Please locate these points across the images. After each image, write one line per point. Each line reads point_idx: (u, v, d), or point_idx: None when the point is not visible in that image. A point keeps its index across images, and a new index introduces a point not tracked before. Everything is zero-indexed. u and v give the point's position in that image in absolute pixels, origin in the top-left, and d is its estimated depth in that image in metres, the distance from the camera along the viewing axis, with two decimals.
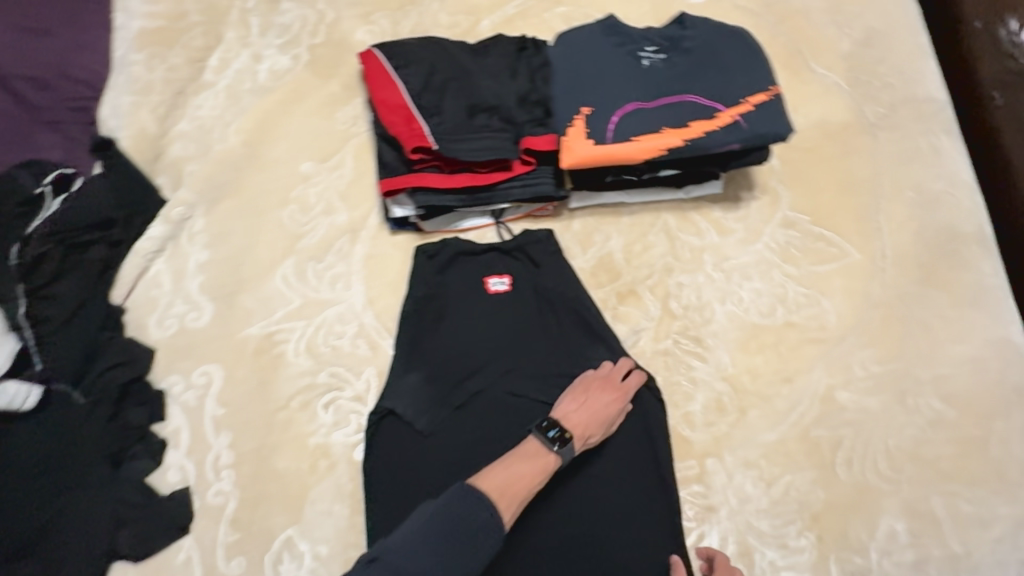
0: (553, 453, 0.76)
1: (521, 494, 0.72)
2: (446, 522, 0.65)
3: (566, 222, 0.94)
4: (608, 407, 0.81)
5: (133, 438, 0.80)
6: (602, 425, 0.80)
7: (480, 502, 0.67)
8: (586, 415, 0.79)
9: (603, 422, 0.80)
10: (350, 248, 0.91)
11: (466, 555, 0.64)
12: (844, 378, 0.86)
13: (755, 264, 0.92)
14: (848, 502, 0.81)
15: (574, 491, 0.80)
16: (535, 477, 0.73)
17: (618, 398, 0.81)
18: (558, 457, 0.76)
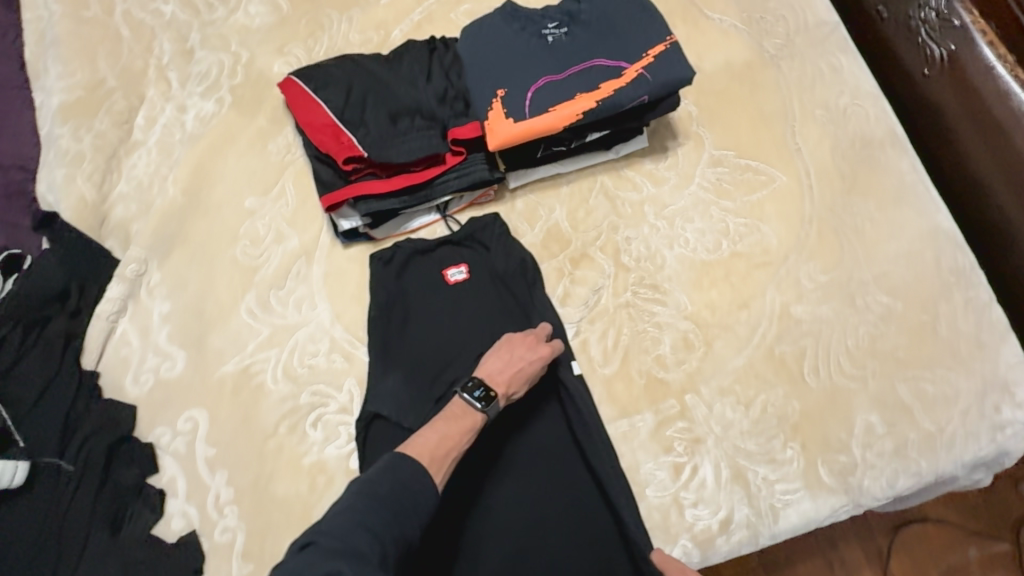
0: (480, 414, 0.79)
1: (449, 456, 0.75)
2: (378, 494, 0.66)
3: (509, 203, 0.97)
4: (532, 365, 0.83)
5: (131, 496, 0.81)
6: (523, 384, 0.82)
7: (416, 469, 0.70)
8: (509, 371, 0.82)
9: (526, 379, 0.82)
10: (308, 270, 0.93)
11: (405, 520, 0.66)
12: (795, 293, 0.92)
13: (692, 206, 0.97)
14: (823, 407, 0.87)
15: (540, 465, 0.85)
16: (462, 437, 0.76)
17: (542, 353, 0.84)
18: (484, 416, 0.79)
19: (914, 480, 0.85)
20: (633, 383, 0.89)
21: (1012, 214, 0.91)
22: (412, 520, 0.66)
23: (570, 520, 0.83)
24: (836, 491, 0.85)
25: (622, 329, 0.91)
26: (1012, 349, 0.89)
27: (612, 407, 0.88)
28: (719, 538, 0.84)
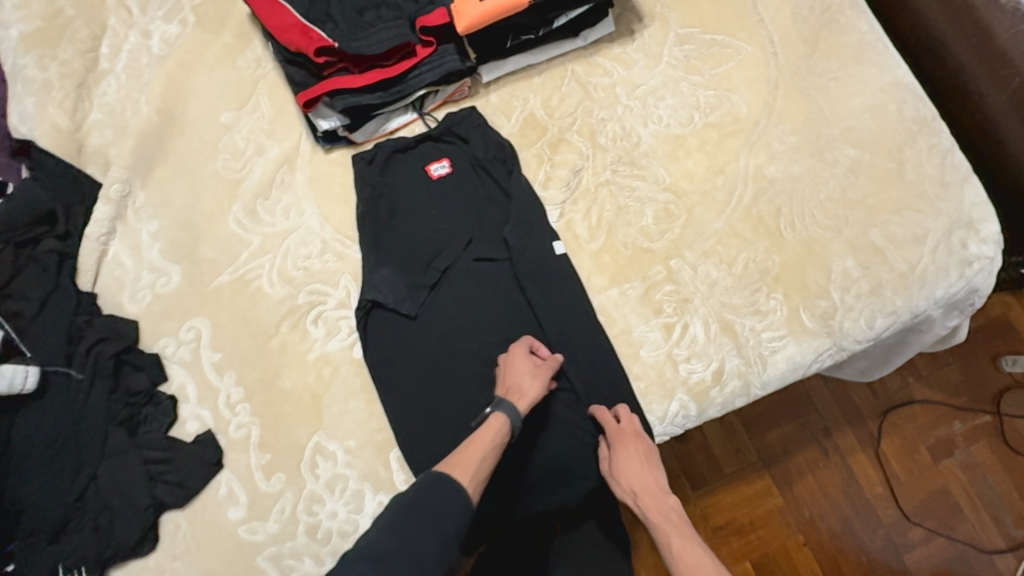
0: (491, 416, 0.78)
1: (473, 458, 0.74)
2: (402, 504, 0.69)
3: (483, 97, 0.98)
4: (526, 358, 0.83)
5: (142, 401, 0.84)
6: (523, 373, 0.81)
7: (436, 478, 0.72)
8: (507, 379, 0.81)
9: (524, 369, 0.81)
10: (291, 177, 0.94)
11: (434, 525, 0.68)
12: (767, 155, 0.95)
13: (663, 84, 0.99)
14: (800, 258, 0.91)
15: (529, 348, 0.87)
16: (482, 440, 0.76)
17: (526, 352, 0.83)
18: (498, 416, 0.78)
19: (891, 319, 0.89)
20: (620, 254, 0.91)
21: (962, 55, 0.94)
22: (442, 524, 0.68)
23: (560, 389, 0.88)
24: (819, 335, 0.89)
25: (604, 206, 0.93)
26: (975, 190, 0.92)
27: (602, 278, 0.90)
28: (713, 390, 0.87)
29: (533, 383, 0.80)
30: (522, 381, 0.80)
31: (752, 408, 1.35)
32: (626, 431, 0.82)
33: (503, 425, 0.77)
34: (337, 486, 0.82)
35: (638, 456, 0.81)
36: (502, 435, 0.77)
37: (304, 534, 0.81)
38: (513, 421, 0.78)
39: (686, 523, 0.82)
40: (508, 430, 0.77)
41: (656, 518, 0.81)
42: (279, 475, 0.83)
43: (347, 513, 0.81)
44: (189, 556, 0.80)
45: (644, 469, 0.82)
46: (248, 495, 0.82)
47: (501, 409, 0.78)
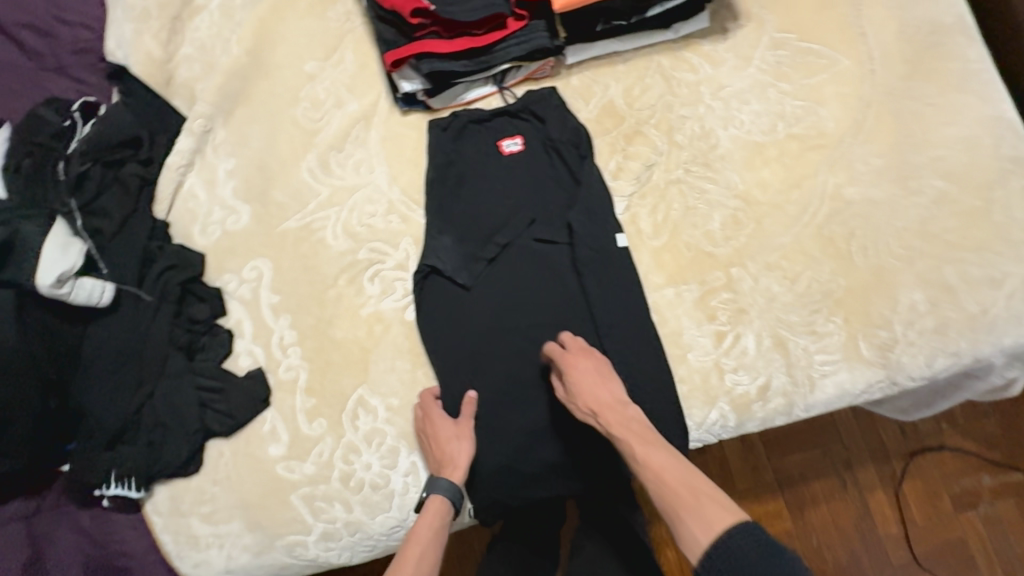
0: (428, 498, 0.78)
1: (417, 549, 0.72)
2: None
3: (564, 79, 0.97)
4: (445, 420, 0.81)
5: (202, 330, 0.88)
6: (449, 439, 0.80)
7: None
8: (440, 448, 0.80)
9: (447, 435, 0.80)
10: (366, 134, 0.95)
11: None
12: (848, 175, 0.92)
13: (750, 88, 0.96)
14: (866, 284, 0.88)
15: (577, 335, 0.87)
16: (426, 527, 0.75)
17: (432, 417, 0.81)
18: (438, 493, 0.77)
19: (951, 361, 0.86)
20: (681, 254, 0.90)
21: None
22: None
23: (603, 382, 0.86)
24: (873, 365, 0.87)
25: (672, 204, 0.92)
26: None
27: (659, 276, 0.89)
28: (755, 404, 0.86)
29: (467, 450, 0.80)
30: (453, 450, 0.79)
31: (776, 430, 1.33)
32: (574, 351, 0.81)
33: (443, 504, 0.77)
34: (374, 440, 0.84)
35: (590, 374, 0.79)
36: (443, 514, 0.76)
37: (338, 480, 0.84)
38: (450, 498, 0.78)
39: (653, 431, 0.74)
40: (449, 507, 0.77)
41: (615, 425, 0.74)
42: (321, 420, 0.85)
43: (381, 467, 0.84)
44: (229, 483, 0.84)
45: (597, 381, 0.78)
46: (290, 435, 0.85)
47: (437, 486, 0.77)
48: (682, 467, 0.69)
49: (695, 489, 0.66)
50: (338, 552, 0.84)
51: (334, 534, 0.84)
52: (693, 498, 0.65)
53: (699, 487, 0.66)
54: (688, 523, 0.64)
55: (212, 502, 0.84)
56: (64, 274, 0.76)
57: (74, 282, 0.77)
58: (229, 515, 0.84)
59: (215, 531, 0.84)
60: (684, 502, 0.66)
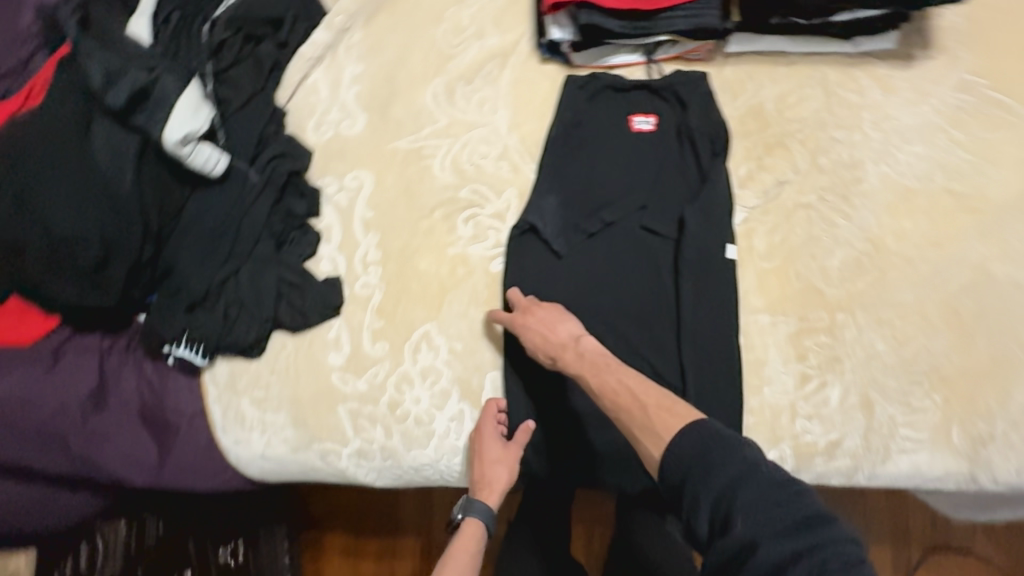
0: (465, 521, 0.84)
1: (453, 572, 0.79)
2: None
3: (718, 67, 0.90)
4: (494, 442, 0.81)
5: (295, 225, 0.89)
6: (493, 462, 0.81)
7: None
8: (483, 472, 0.81)
9: (493, 459, 0.81)
10: (499, 73, 0.91)
11: None
12: (999, 249, 0.83)
13: (918, 127, 0.87)
14: (981, 370, 0.81)
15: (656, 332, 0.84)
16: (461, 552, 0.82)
17: (483, 436, 0.81)
18: (475, 518, 0.84)
19: None
20: (789, 283, 0.84)
21: None
22: None
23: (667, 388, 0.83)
24: (961, 456, 0.80)
25: (795, 229, 0.85)
26: None
27: (759, 299, 0.84)
28: (819, 457, 0.81)
29: (507, 477, 0.81)
30: (495, 476, 0.82)
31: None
32: (529, 304, 0.80)
33: (477, 528, 0.83)
34: (429, 377, 0.84)
35: (540, 324, 0.78)
36: (477, 540, 0.83)
37: (385, 405, 0.84)
38: (486, 519, 0.84)
39: (607, 359, 0.73)
40: (483, 529, 0.84)
41: (577, 365, 0.74)
42: (383, 343, 0.85)
43: (429, 404, 0.84)
44: (285, 376, 0.86)
45: (553, 329, 0.78)
46: (351, 348, 0.86)
47: (474, 511, 0.83)
48: (632, 385, 0.69)
49: (645, 405, 0.66)
50: (366, 471, 0.86)
51: (368, 454, 0.85)
52: (645, 416, 0.65)
53: (649, 403, 0.66)
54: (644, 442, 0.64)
55: (265, 389, 0.87)
56: (189, 135, 0.78)
57: (195, 145, 0.79)
58: (277, 406, 0.87)
59: (260, 417, 0.87)
60: (637, 422, 0.65)
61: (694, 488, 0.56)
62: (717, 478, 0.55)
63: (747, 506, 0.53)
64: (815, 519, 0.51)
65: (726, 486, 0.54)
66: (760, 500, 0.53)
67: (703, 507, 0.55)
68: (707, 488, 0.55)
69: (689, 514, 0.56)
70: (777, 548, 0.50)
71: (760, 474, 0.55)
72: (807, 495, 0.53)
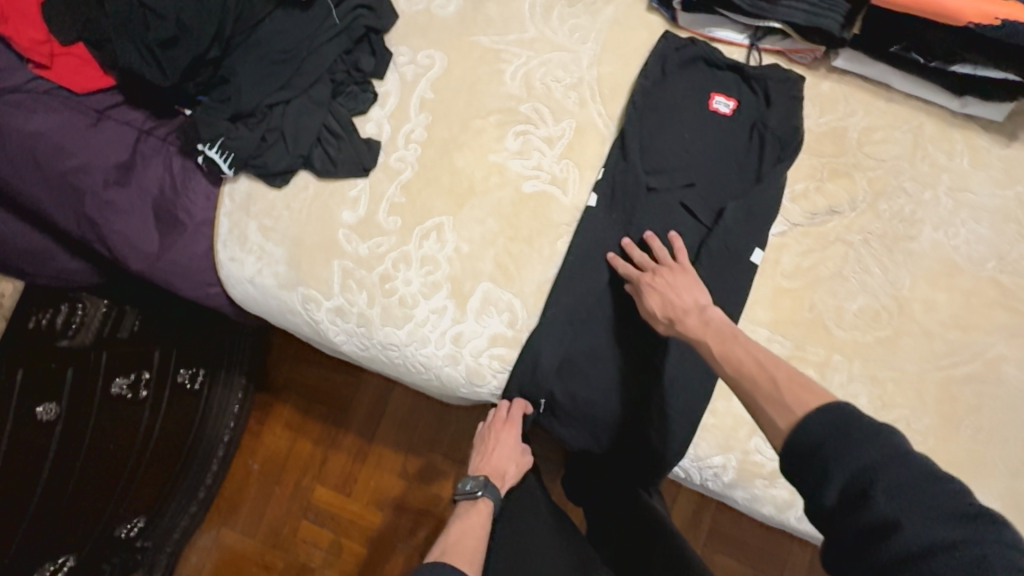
0: (477, 499, 0.90)
1: (470, 544, 0.84)
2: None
3: (817, 77, 0.87)
4: (510, 440, 0.92)
5: (355, 79, 0.89)
6: (506, 452, 0.93)
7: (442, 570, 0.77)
8: (496, 458, 0.93)
9: (507, 451, 0.93)
10: (602, 7, 0.90)
11: None
12: (1021, 355, 0.80)
13: (992, 208, 0.83)
14: (953, 460, 0.79)
15: None
16: (475, 526, 0.87)
17: (503, 430, 0.91)
18: (485, 497, 0.90)
19: None
20: (800, 309, 0.83)
21: None
22: None
23: (644, 363, 0.83)
24: None
25: (828, 260, 0.83)
26: None
27: (765, 313, 0.83)
28: (759, 479, 0.82)
29: (516, 466, 0.95)
30: (507, 467, 0.94)
31: (728, 527, 1.30)
32: (657, 263, 0.79)
33: (489, 508, 0.90)
34: (426, 266, 0.86)
35: (662, 285, 0.77)
36: (487, 518, 0.89)
37: (377, 275, 0.86)
38: (495, 501, 0.91)
39: (733, 329, 0.70)
40: (492, 510, 0.90)
41: (699, 330, 0.71)
42: (396, 220, 0.87)
43: (417, 291, 0.85)
44: (296, 216, 0.89)
45: (676, 291, 0.76)
46: (365, 212, 0.87)
47: (488, 491, 0.91)
48: (760, 355, 0.65)
49: (775, 374, 0.62)
50: (337, 331, 0.89)
51: (345, 314, 0.88)
52: (772, 387, 0.62)
53: (779, 375, 0.62)
54: (770, 412, 0.61)
55: (274, 220, 0.89)
56: None
57: None
58: (280, 240, 0.89)
59: (261, 244, 0.90)
60: (764, 391, 0.62)
61: (832, 458, 0.54)
62: (862, 454, 0.53)
63: (892, 490, 0.51)
64: (976, 514, 0.49)
65: (871, 466, 0.52)
66: (907, 487, 0.50)
67: (834, 481, 0.53)
68: (847, 462, 0.53)
69: (822, 493, 0.54)
70: (922, 533, 0.49)
71: (911, 461, 0.52)
72: (960, 489, 0.51)
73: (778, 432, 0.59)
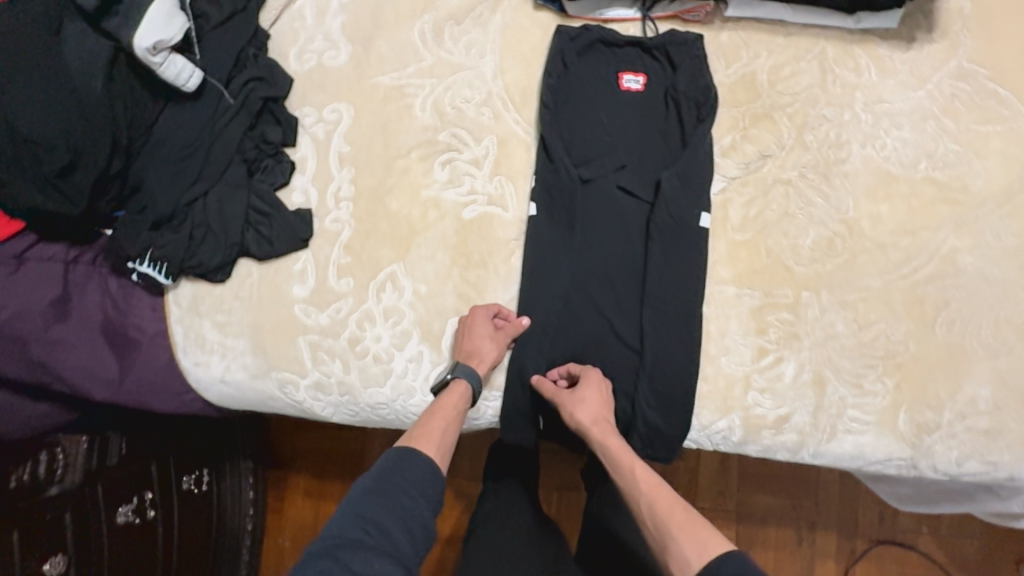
0: (450, 383, 0.80)
1: (437, 429, 0.75)
2: (370, 485, 0.66)
3: (715, 31, 0.88)
4: (486, 322, 0.81)
5: (268, 152, 0.88)
6: (479, 334, 0.80)
7: (406, 453, 0.70)
8: (468, 342, 0.80)
9: (481, 332, 0.80)
10: (490, 16, 0.89)
11: (406, 496, 0.66)
12: (972, 243, 0.82)
13: (909, 111, 0.85)
14: (936, 359, 0.81)
15: (620, 295, 0.85)
16: (446, 410, 0.77)
17: (478, 316, 0.81)
18: (459, 379, 0.79)
19: (985, 468, 0.80)
20: (758, 257, 0.84)
21: None
22: (416, 500, 0.67)
23: (626, 350, 0.85)
24: (904, 440, 0.81)
25: (772, 203, 0.84)
26: None
27: (726, 270, 0.84)
28: (766, 430, 0.82)
29: (493, 354, 0.79)
30: (482, 345, 0.79)
31: (755, 469, 1.33)
32: (588, 373, 0.83)
33: (462, 389, 0.79)
34: (391, 317, 0.85)
35: (597, 394, 0.81)
36: (460, 402, 0.78)
37: (345, 340, 0.85)
38: (472, 382, 0.79)
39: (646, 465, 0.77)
40: (469, 391, 0.79)
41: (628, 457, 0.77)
42: (348, 280, 0.85)
43: (389, 344, 0.84)
44: (248, 303, 0.87)
45: (602, 402, 0.81)
46: (316, 282, 0.86)
47: (459, 372, 0.79)
48: (668, 492, 0.73)
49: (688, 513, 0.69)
50: (323, 405, 0.87)
51: (325, 387, 0.86)
52: (685, 523, 0.68)
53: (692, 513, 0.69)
54: (679, 544, 0.66)
55: (228, 313, 0.87)
56: (161, 43, 0.75)
57: (168, 55, 0.77)
58: (238, 331, 0.87)
59: (221, 340, 0.88)
60: (677, 523, 0.68)
61: None
62: None
63: None
64: None
65: None
66: None
67: None
68: None
69: None
70: None
71: None
72: None
73: (684, 563, 0.64)
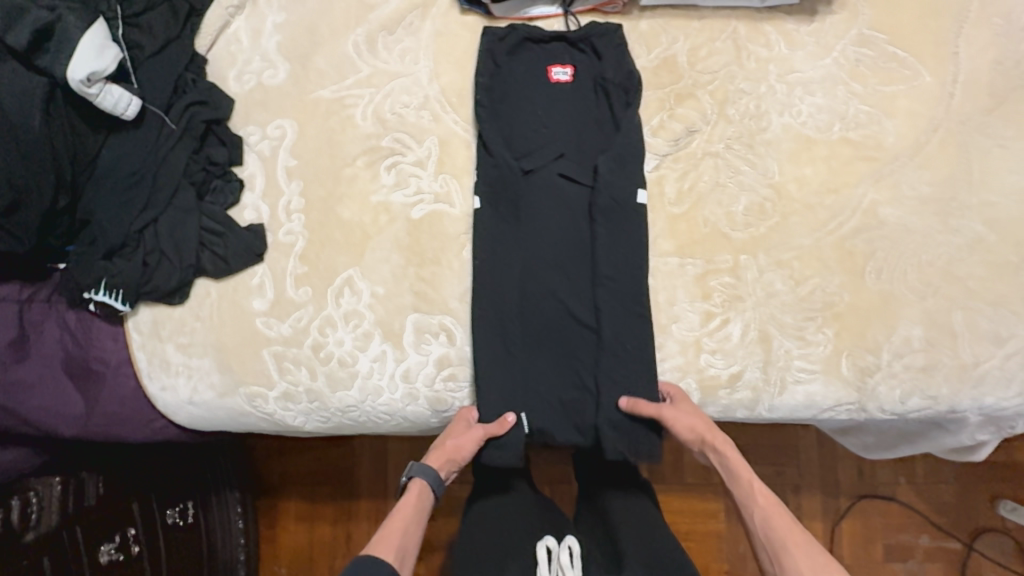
0: (409, 482, 0.83)
1: (394, 532, 0.76)
2: None
3: (634, 20, 0.93)
4: (461, 418, 0.85)
5: (216, 174, 0.90)
6: (450, 430, 0.84)
7: (361, 563, 0.70)
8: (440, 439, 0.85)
9: (453, 428, 0.84)
10: (420, 24, 0.93)
11: None
12: (890, 195, 0.88)
13: (820, 79, 0.91)
14: (871, 307, 0.86)
15: (571, 279, 0.89)
16: (405, 511, 0.79)
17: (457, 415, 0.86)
18: (416, 477, 0.83)
19: (927, 402, 0.86)
20: (696, 228, 0.88)
21: None
22: None
23: (584, 330, 0.89)
24: (850, 385, 0.86)
25: (703, 175, 0.89)
26: None
27: (668, 243, 0.88)
28: (722, 389, 0.86)
29: (453, 448, 0.82)
30: (445, 442, 0.83)
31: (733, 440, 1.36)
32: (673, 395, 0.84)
33: (422, 488, 0.81)
34: (352, 320, 0.87)
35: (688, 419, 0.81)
36: (419, 501, 0.81)
37: (309, 348, 0.87)
38: (430, 482, 0.82)
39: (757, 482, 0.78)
40: (427, 493, 0.82)
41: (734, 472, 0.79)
42: (307, 289, 0.88)
43: (352, 346, 0.86)
44: (209, 322, 0.88)
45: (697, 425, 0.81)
46: (275, 293, 0.88)
47: (415, 472, 0.83)
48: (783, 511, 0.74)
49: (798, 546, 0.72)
50: (294, 414, 0.88)
51: (295, 396, 0.87)
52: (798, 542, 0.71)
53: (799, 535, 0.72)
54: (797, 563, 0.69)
55: (190, 335, 0.89)
56: (95, 74, 0.77)
57: (104, 86, 0.79)
58: (202, 351, 0.88)
59: (186, 362, 0.89)
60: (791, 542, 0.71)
61: None
62: None
63: None
64: None
65: None
66: None
67: None
68: None
69: None
70: None
71: None
72: None
73: None
